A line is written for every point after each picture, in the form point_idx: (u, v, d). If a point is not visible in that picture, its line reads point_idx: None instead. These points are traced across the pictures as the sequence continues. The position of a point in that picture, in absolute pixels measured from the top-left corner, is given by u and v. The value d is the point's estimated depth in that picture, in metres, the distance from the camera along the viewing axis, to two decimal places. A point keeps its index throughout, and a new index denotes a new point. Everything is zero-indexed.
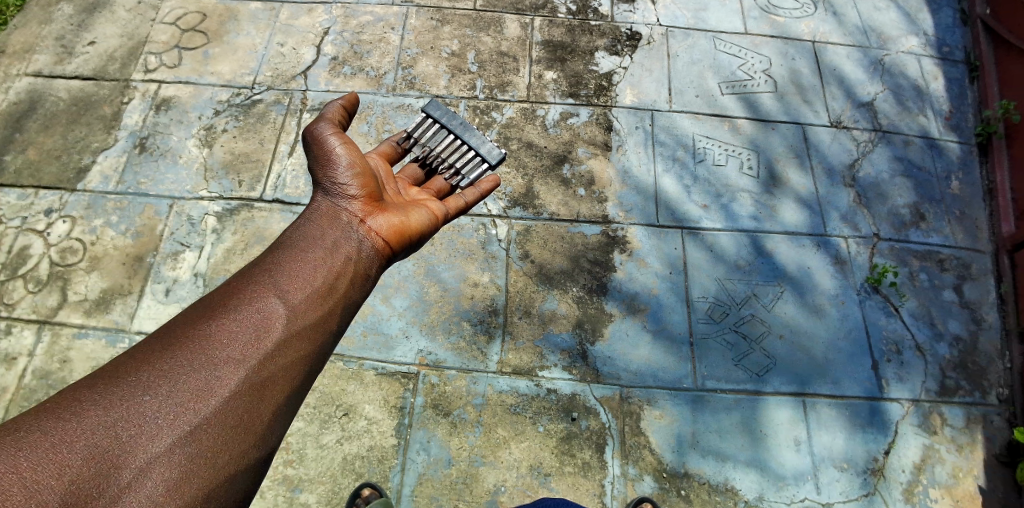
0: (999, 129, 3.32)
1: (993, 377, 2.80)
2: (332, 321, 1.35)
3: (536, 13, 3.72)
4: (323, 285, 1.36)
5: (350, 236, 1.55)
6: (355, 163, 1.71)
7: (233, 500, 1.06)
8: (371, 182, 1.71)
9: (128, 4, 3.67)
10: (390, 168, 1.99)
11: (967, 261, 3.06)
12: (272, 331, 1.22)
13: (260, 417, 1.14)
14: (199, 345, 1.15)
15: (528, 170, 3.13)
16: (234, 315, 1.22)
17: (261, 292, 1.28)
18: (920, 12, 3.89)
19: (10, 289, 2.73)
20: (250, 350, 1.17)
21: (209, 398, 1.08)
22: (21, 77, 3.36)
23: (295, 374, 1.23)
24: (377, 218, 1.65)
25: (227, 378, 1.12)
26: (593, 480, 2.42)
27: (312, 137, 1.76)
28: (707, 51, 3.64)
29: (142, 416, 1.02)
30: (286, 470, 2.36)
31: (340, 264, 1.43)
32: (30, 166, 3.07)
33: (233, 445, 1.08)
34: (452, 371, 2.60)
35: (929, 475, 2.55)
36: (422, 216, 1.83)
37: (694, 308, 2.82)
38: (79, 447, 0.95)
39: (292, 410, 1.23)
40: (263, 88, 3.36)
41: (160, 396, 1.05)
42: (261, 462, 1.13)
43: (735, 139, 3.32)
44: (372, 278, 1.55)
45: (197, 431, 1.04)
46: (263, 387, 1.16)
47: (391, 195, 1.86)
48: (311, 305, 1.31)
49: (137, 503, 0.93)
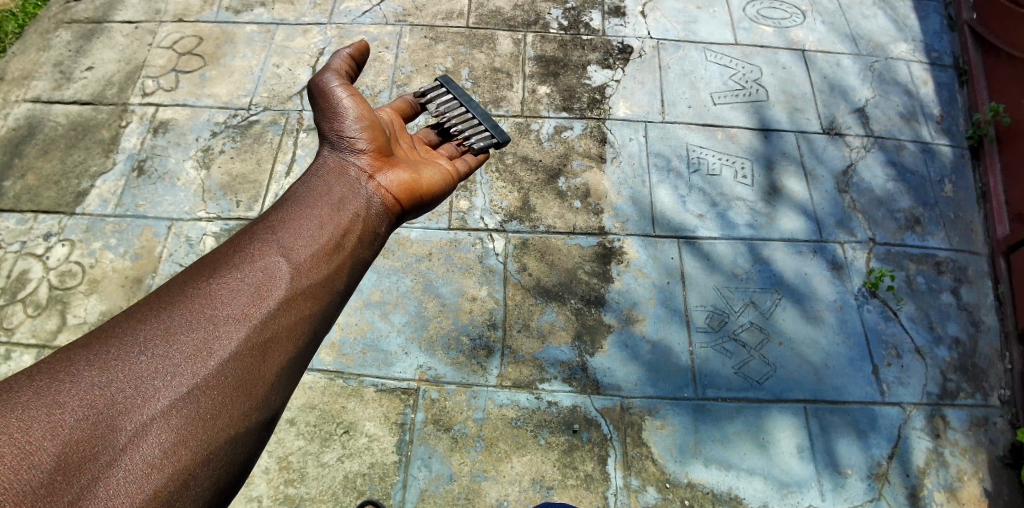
0: (989, 132, 3.34)
1: (993, 379, 2.80)
2: (340, 278, 1.35)
3: (528, 29, 3.77)
4: (329, 242, 1.36)
5: (360, 192, 1.56)
6: (363, 118, 1.75)
7: (234, 463, 1.04)
8: (377, 143, 1.73)
9: (126, 29, 3.72)
10: (403, 124, 2.04)
11: (964, 264, 3.07)
12: (274, 288, 1.22)
13: (262, 378, 1.13)
14: (199, 306, 1.15)
15: (523, 184, 3.16)
16: (236, 274, 1.22)
17: (264, 250, 1.28)
18: (907, 19, 3.96)
19: (10, 313, 2.74)
20: (250, 309, 1.17)
21: (209, 358, 1.08)
22: (20, 103, 3.40)
23: (299, 333, 1.22)
24: (384, 179, 1.66)
25: (227, 338, 1.11)
26: (595, 492, 2.41)
27: (319, 97, 1.79)
28: (698, 62, 3.70)
29: (139, 376, 1.01)
30: (287, 489, 2.34)
31: (345, 222, 1.43)
32: (29, 191, 3.09)
33: (232, 406, 1.06)
34: (452, 386, 2.60)
35: (934, 478, 2.53)
36: (431, 176, 1.84)
37: (692, 318, 2.83)
38: (73, 407, 0.94)
39: (297, 374, 1.23)
40: (260, 110, 3.39)
41: (159, 356, 1.05)
42: (263, 425, 1.12)
43: (729, 148, 3.35)
44: (381, 236, 1.56)
45: (196, 391, 1.04)
46: (265, 347, 1.15)
47: (398, 153, 1.87)
48: (316, 263, 1.30)
49: (135, 464, 0.93)
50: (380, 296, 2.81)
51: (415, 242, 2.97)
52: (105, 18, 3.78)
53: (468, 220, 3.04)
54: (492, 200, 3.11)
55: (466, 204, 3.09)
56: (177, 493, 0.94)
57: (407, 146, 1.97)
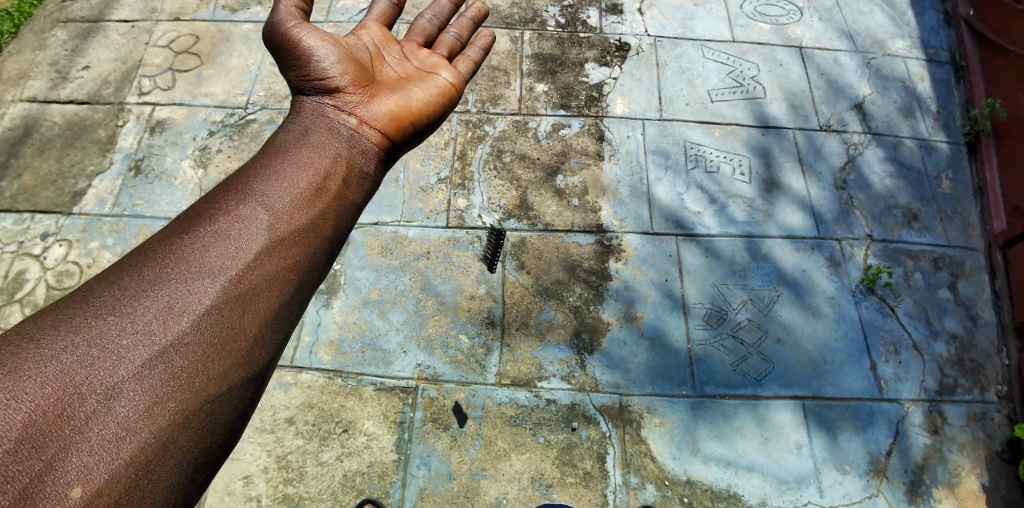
0: (986, 127, 3.34)
1: (991, 374, 2.80)
2: (326, 221, 1.26)
3: (525, 26, 3.77)
4: (310, 187, 1.28)
5: (341, 134, 1.47)
6: (333, 58, 1.63)
7: (218, 424, 0.98)
8: (355, 77, 1.63)
9: (122, 28, 3.71)
10: (391, 34, 1.91)
11: (961, 260, 3.08)
12: (252, 236, 1.14)
13: (243, 334, 1.05)
14: (172, 260, 1.06)
15: (521, 182, 3.16)
16: (210, 224, 1.13)
17: (240, 199, 1.20)
18: (904, 15, 3.96)
19: (8, 313, 2.73)
20: (228, 262, 1.09)
21: (185, 316, 1.00)
22: (17, 103, 3.39)
23: (281, 284, 1.14)
24: (367, 115, 1.55)
25: (203, 292, 1.04)
26: (594, 490, 2.41)
27: (285, 35, 1.65)
28: (696, 59, 3.69)
29: (107, 336, 0.93)
30: (287, 489, 2.35)
31: (326, 165, 1.35)
32: (26, 191, 3.08)
33: (213, 365, 1.00)
34: (451, 384, 2.60)
35: (931, 474, 2.54)
36: (422, 98, 1.72)
37: (691, 315, 2.83)
38: (35, 372, 0.86)
39: (286, 330, 1.15)
40: (257, 108, 3.38)
41: (130, 315, 0.97)
42: (248, 384, 1.05)
43: (728, 144, 3.35)
44: (372, 177, 1.46)
45: (171, 351, 0.96)
46: (245, 301, 1.08)
47: (383, 77, 1.75)
48: (296, 207, 1.22)
49: (108, 430, 0.86)
50: (378, 294, 2.81)
51: (413, 240, 2.96)
52: (101, 17, 3.77)
53: (466, 218, 3.04)
54: (490, 198, 3.11)
55: (464, 203, 3.08)
56: (155, 458, 0.88)
57: (395, 59, 1.86)
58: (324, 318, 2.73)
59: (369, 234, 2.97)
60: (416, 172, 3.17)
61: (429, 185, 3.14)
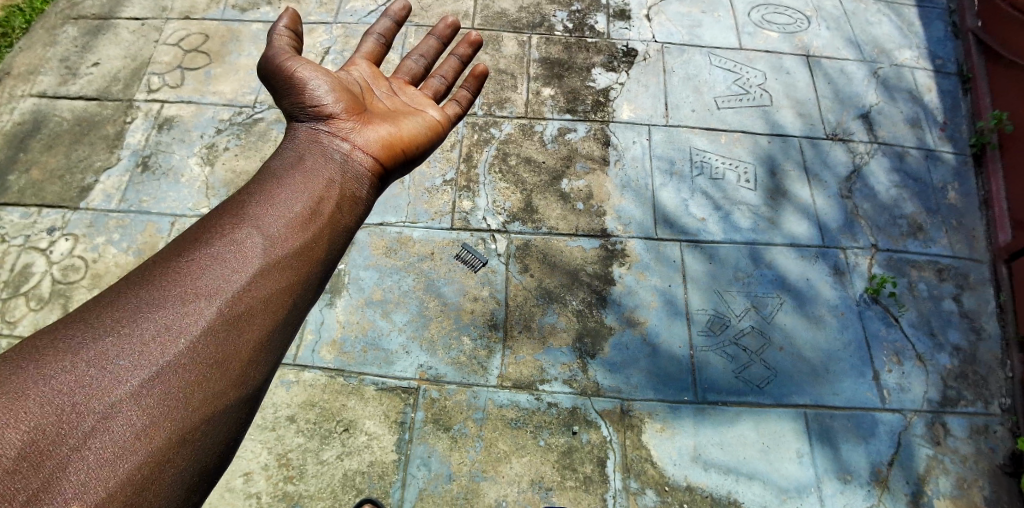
0: (992, 140, 3.34)
1: (994, 387, 2.79)
2: (320, 246, 1.27)
3: (533, 31, 3.78)
4: (304, 211, 1.29)
5: (334, 160, 1.48)
6: (327, 84, 1.65)
7: (214, 443, 0.98)
8: (348, 104, 1.65)
9: (132, 26, 3.74)
10: (379, 69, 1.92)
11: (965, 271, 3.07)
12: (247, 260, 1.15)
13: (240, 353, 1.06)
14: (168, 281, 1.07)
15: (526, 186, 3.16)
16: (205, 248, 1.14)
17: (236, 224, 1.20)
18: (912, 26, 3.96)
19: (12, 307, 2.74)
20: (224, 283, 1.10)
21: (182, 335, 1.01)
22: (26, 98, 3.41)
23: (276, 306, 1.15)
24: (360, 140, 1.57)
25: (200, 312, 1.04)
26: (593, 494, 2.41)
27: (280, 67, 1.67)
28: (703, 66, 3.70)
29: (105, 357, 0.94)
30: (286, 487, 2.35)
31: (320, 191, 1.36)
32: (34, 185, 3.10)
33: (208, 384, 1.00)
34: (452, 386, 2.60)
35: (933, 486, 2.53)
36: (413, 129, 1.75)
37: (693, 321, 2.83)
38: (34, 392, 0.86)
39: (281, 350, 1.16)
40: (265, 107, 3.40)
41: (129, 336, 0.98)
42: (245, 403, 1.06)
43: (733, 153, 3.35)
44: (364, 202, 1.48)
45: (169, 371, 0.97)
46: (242, 321, 1.08)
47: (374, 106, 1.76)
48: (289, 232, 1.23)
49: (104, 449, 0.86)
50: (381, 295, 2.81)
51: (417, 241, 2.97)
52: (111, 14, 3.80)
53: (470, 220, 3.05)
54: (495, 200, 3.11)
55: (468, 205, 3.09)
56: (151, 478, 0.88)
57: (385, 93, 1.86)
58: (327, 317, 2.74)
59: (373, 234, 2.98)
60: (421, 173, 3.18)
61: (435, 187, 3.14)
